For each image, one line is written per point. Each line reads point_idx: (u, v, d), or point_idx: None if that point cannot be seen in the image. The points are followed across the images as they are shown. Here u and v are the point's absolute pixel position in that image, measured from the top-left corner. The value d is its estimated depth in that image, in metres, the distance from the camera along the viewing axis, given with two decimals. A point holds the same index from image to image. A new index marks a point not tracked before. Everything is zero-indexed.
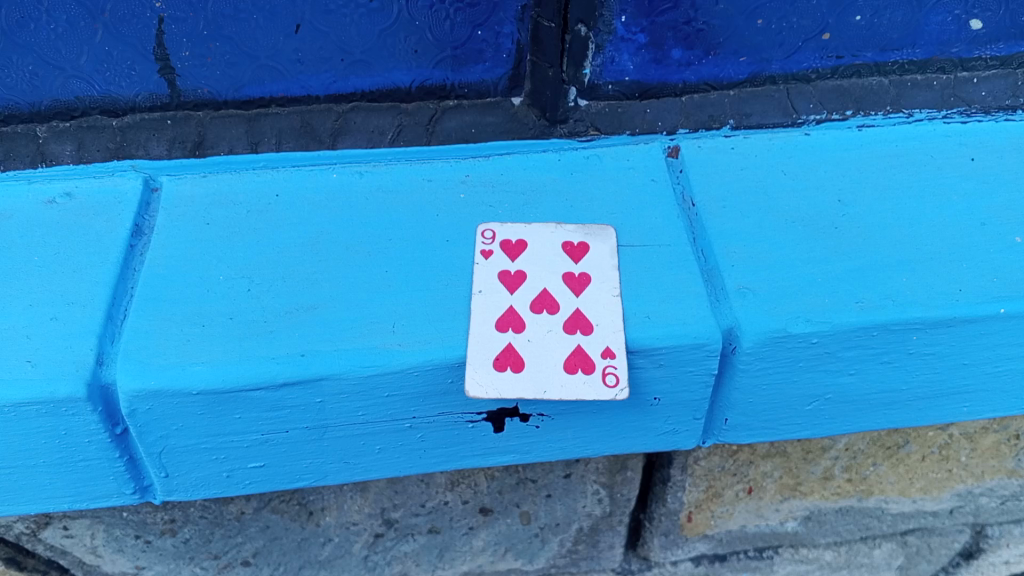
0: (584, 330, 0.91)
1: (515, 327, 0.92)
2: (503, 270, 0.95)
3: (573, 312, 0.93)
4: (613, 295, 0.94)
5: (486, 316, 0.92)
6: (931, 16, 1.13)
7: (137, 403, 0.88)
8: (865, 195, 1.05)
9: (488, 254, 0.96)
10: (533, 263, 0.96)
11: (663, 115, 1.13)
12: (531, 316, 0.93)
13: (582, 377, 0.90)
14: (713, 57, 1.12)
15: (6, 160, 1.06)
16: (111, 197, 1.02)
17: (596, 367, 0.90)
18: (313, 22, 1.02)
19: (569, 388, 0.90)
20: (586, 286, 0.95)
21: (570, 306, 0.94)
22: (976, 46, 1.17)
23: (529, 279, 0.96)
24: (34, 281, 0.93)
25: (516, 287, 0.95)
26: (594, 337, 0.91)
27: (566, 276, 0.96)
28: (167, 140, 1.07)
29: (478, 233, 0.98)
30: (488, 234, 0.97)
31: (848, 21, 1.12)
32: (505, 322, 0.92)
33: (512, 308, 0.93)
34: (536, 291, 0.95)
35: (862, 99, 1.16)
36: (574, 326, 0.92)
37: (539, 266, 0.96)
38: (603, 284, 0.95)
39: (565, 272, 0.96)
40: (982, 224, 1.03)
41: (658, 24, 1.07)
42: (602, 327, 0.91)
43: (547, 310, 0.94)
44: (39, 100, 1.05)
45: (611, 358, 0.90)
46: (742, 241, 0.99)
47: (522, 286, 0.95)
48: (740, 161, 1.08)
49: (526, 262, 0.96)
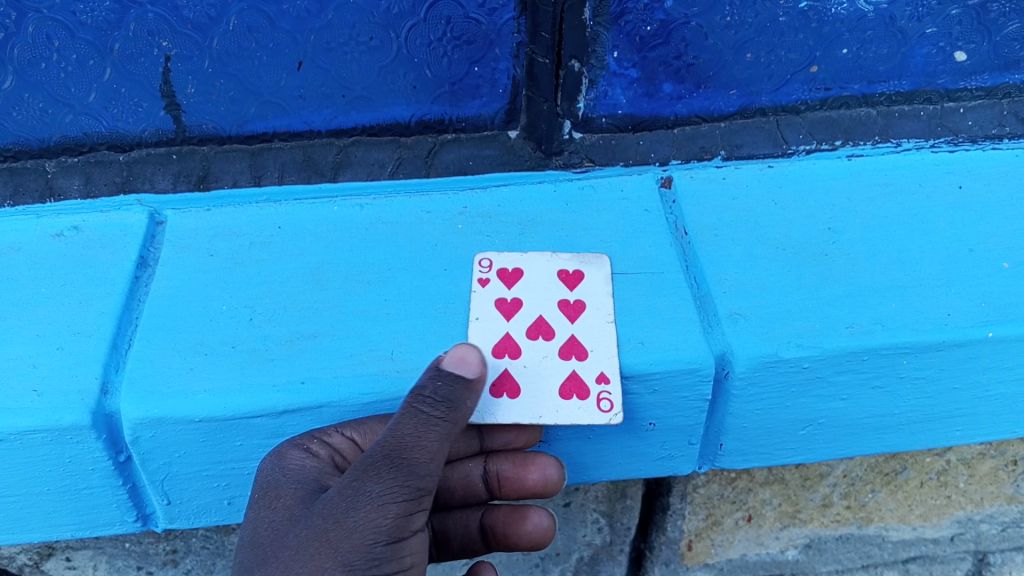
0: (579, 355, 0.95)
1: (511, 353, 0.97)
2: (499, 297, 0.97)
3: (568, 338, 0.97)
4: (608, 323, 0.96)
5: (483, 342, 0.97)
6: (916, 49, 1.16)
7: (140, 430, 0.89)
8: (855, 222, 1.08)
9: (485, 282, 0.97)
10: (529, 290, 1.00)
11: (656, 146, 1.15)
12: (527, 343, 0.98)
13: (576, 403, 0.94)
14: (704, 90, 1.15)
15: (15, 195, 1.08)
16: (117, 230, 1.04)
17: (590, 394, 0.93)
18: (315, 59, 1.06)
19: (566, 411, 0.95)
20: (581, 313, 0.97)
21: (566, 332, 0.98)
22: (961, 78, 1.19)
23: (525, 305, 1.00)
24: (41, 311, 0.96)
25: (512, 313, 0.99)
26: (588, 363, 0.94)
27: (560, 303, 0.99)
28: (172, 175, 1.09)
29: (473, 262, 1.00)
30: (485, 263, 0.99)
31: (835, 54, 1.14)
32: (501, 350, 0.97)
33: (509, 335, 0.98)
34: (532, 318, 1.00)
35: (852, 129, 1.18)
36: (569, 351, 0.96)
37: (534, 293, 1.00)
38: (598, 314, 0.97)
39: (560, 298, 0.99)
40: (970, 250, 1.06)
41: (649, 59, 1.11)
42: (596, 353, 0.94)
43: (543, 336, 0.99)
44: (48, 136, 1.08)
45: (605, 384, 0.93)
46: (734, 268, 1.02)
47: (518, 312, 1.00)
48: (732, 191, 1.11)
49: (522, 288, 0.99)
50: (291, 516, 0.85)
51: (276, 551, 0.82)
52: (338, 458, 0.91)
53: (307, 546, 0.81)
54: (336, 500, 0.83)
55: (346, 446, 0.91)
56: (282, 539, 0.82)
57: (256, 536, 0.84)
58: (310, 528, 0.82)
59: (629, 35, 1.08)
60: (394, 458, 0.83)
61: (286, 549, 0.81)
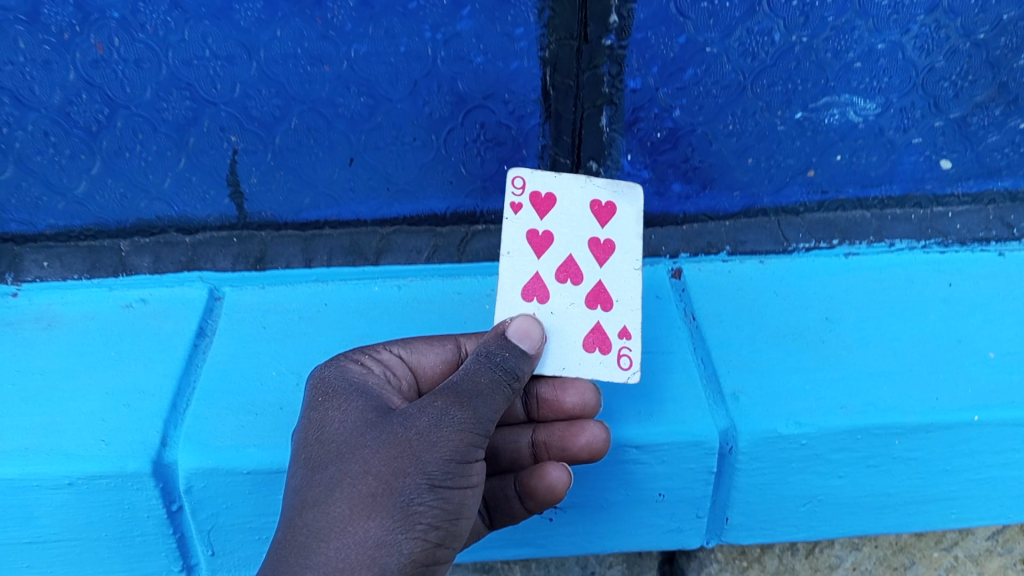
0: (605, 305, 1.03)
1: (539, 297, 1.01)
2: (532, 229, 1.03)
3: (596, 283, 1.04)
4: (634, 266, 1.05)
5: (515, 282, 1.01)
6: (905, 157, 1.27)
7: (194, 480, 0.98)
8: (850, 314, 1.18)
9: (517, 207, 1.03)
10: (561, 223, 1.04)
11: (666, 240, 1.27)
12: (556, 284, 1.02)
13: (599, 357, 1.01)
14: (710, 191, 1.27)
15: (91, 270, 1.20)
16: (180, 303, 1.17)
17: (612, 349, 1.01)
18: (364, 156, 1.18)
19: (587, 365, 1.01)
20: (609, 255, 1.05)
21: (593, 277, 1.04)
22: (948, 184, 1.31)
23: (556, 241, 1.04)
24: (110, 372, 1.07)
25: (543, 250, 1.03)
26: (613, 317, 1.03)
27: (591, 239, 1.05)
28: (232, 255, 1.22)
29: (508, 179, 1.04)
30: (519, 182, 1.03)
31: (830, 160, 1.25)
32: (531, 290, 1.01)
33: (539, 274, 1.02)
34: (562, 257, 1.03)
35: (848, 230, 1.29)
36: (595, 300, 1.03)
37: (567, 224, 1.05)
38: (625, 253, 1.05)
39: (590, 237, 1.05)
40: (957, 341, 1.14)
41: (659, 162, 1.22)
42: (620, 306, 1.03)
43: (571, 280, 1.03)
44: (126, 218, 1.21)
45: (626, 340, 1.02)
46: (737, 351, 1.11)
47: (548, 250, 1.03)
48: (737, 283, 1.22)
49: (554, 221, 1.04)
50: (362, 423, 0.85)
51: (352, 449, 0.82)
52: (389, 374, 0.97)
53: (386, 449, 0.81)
54: (414, 414, 0.83)
55: (394, 365, 0.98)
56: (357, 441, 0.82)
57: (325, 433, 0.85)
58: (390, 438, 0.82)
59: (641, 141, 1.19)
60: (473, 391, 0.86)
61: (363, 449, 0.81)
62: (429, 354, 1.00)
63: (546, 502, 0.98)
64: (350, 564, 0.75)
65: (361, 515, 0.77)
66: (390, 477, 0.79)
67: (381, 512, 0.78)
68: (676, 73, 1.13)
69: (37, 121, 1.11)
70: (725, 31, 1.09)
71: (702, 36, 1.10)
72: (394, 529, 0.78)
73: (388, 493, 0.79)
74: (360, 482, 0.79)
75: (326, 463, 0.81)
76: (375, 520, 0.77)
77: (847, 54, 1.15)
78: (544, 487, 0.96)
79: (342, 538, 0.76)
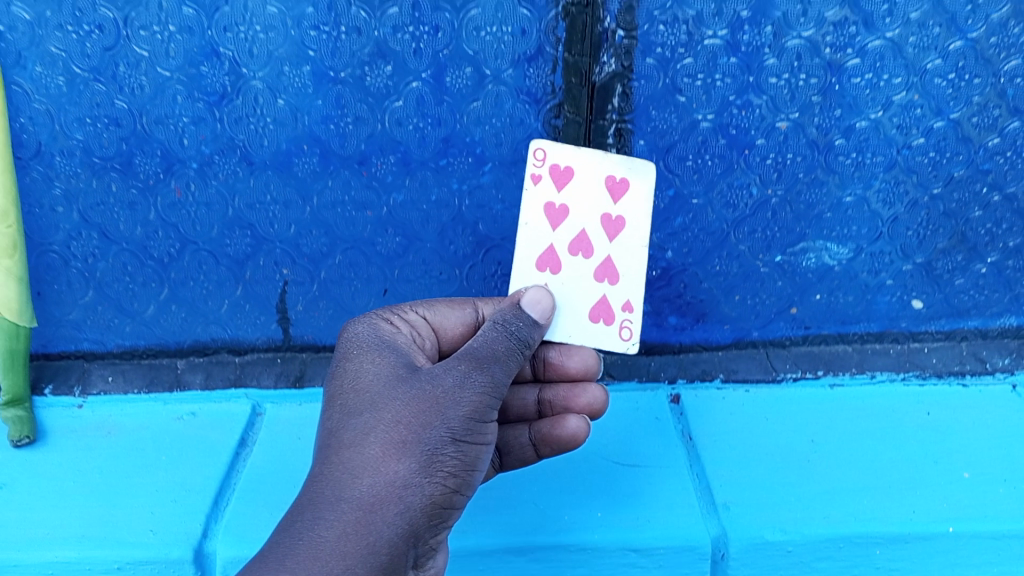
0: (611, 280, 1.17)
1: (552, 267, 1.16)
2: (549, 202, 1.15)
3: (605, 259, 1.16)
4: (640, 243, 1.17)
5: (532, 253, 1.15)
6: (879, 297, 1.40)
7: (229, 568, 1.08)
8: (834, 436, 1.29)
9: (537, 178, 1.13)
10: (577, 198, 1.15)
11: (664, 367, 1.41)
12: (568, 258, 1.15)
13: (603, 326, 1.17)
14: (703, 323, 1.41)
15: (150, 385, 1.35)
16: (226, 416, 1.31)
17: (615, 320, 1.18)
18: (397, 287, 1.36)
19: (592, 333, 1.17)
20: (619, 232, 1.16)
21: (603, 254, 1.16)
22: (922, 321, 1.43)
23: (571, 214, 1.15)
24: (161, 472, 1.19)
25: (558, 223, 1.16)
26: (617, 291, 1.17)
27: (603, 214, 1.15)
28: (275, 374, 1.37)
29: (531, 151, 1.13)
30: (540, 154, 1.13)
31: (811, 298, 1.40)
32: (546, 262, 1.16)
33: (553, 248, 1.15)
34: (576, 231, 1.15)
35: (831, 361, 1.42)
36: (603, 274, 1.17)
37: (582, 201, 1.15)
38: (634, 231, 1.16)
39: (604, 212, 1.15)
40: (934, 461, 1.24)
41: (655, 297, 1.38)
42: (624, 282, 1.17)
43: (582, 254, 1.16)
44: (184, 339, 1.36)
45: (627, 313, 1.18)
46: (729, 465, 1.22)
47: (564, 222, 1.16)
48: (731, 408, 1.34)
49: (571, 194, 1.15)
50: (393, 378, 0.94)
51: (384, 400, 0.92)
52: (415, 332, 1.06)
53: (414, 403, 0.91)
54: (440, 374, 0.93)
55: (418, 325, 1.07)
56: (389, 393, 0.92)
57: (360, 383, 0.94)
58: (418, 393, 0.92)
59: None
60: (490, 358, 0.95)
61: (395, 401, 0.91)
62: (451, 316, 1.10)
63: (560, 449, 1.14)
64: (379, 499, 0.85)
65: (393, 458, 0.87)
66: (418, 428, 0.89)
67: (409, 456, 0.88)
68: (665, 220, 1.31)
69: (119, 253, 1.30)
70: (708, 185, 1.28)
71: (687, 189, 1.29)
72: (420, 472, 0.88)
73: (416, 442, 0.89)
74: (392, 431, 0.89)
75: (360, 412, 0.91)
76: (405, 464, 0.87)
77: (817, 207, 1.32)
78: (567, 435, 1.12)
79: (375, 476, 0.86)
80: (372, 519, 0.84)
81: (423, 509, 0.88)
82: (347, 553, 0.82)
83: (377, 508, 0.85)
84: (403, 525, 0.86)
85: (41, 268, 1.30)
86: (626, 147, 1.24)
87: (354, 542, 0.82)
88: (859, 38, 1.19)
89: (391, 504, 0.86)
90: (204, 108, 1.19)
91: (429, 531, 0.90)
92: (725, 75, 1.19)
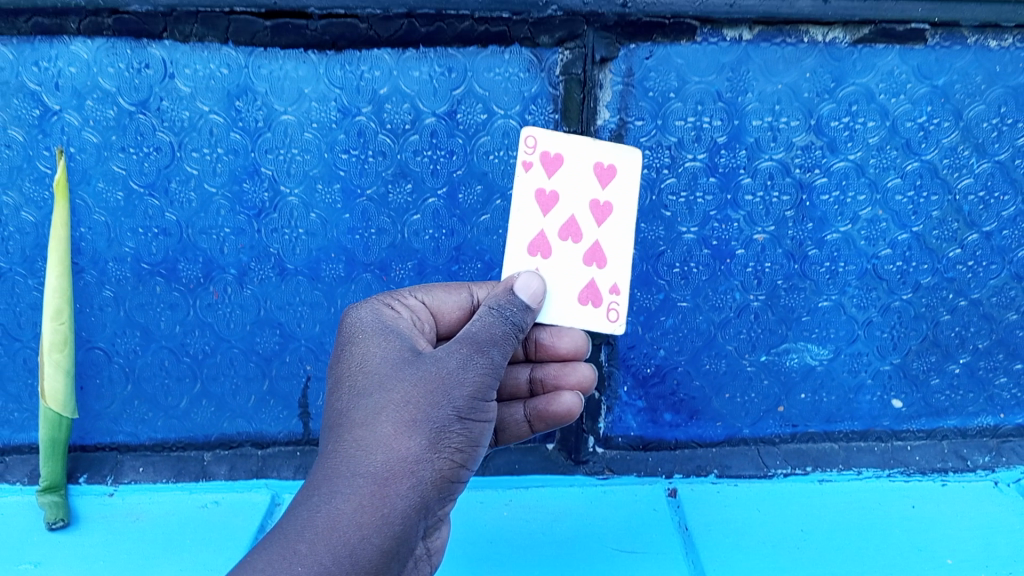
0: (599, 263, 1.23)
1: (543, 252, 1.22)
2: (540, 189, 1.22)
3: (593, 244, 1.23)
4: (626, 227, 1.23)
5: (524, 239, 1.22)
6: (861, 396, 1.50)
7: None
8: (823, 527, 1.36)
9: (530, 165, 1.21)
10: (567, 186, 1.22)
11: (661, 462, 1.49)
12: (558, 243, 1.22)
13: (591, 308, 1.23)
14: (697, 420, 1.50)
15: (177, 475, 1.44)
16: (247, 504, 1.38)
17: (603, 301, 1.23)
18: None
19: (581, 315, 1.22)
20: (607, 216, 1.23)
21: (591, 238, 1.23)
22: (903, 420, 1.52)
23: (561, 202, 1.22)
24: (184, 557, 1.27)
25: (549, 209, 1.22)
26: (605, 274, 1.23)
27: (592, 201, 1.23)
28: (295, 466, 1.45)
29: (523, 138, 1.20)
30: (531, 142, 1.20)
31: (797, 397, 1.49)
32: (537, 246, 1.22)
33: (544, 233, 1.22)
34: (565, 218, 1.22)
35: (819, 458, 1.50)
36: (591, 258, 1.23)
37: (571, 188, 1.22)
38: (621, 215, 1.23)
39: (592, 200, 1.23)
40: (918, 550, 1.32)
41: (650, 394, 1.48)
42: (611, 266, 1.23)
43: (571, 239, 1.22)
44: (212, 432, 1.46)
45: (614, 294, 1.24)
46: (722, 556, 1.29)
47: (554, 211, 1.22)
48: (725, 499, 1.42)
49: (560, 180, 1.22)
50: (397, 359, 0.97)
51: (392, 380, 0.94)
52: (415, 316, 1.09)
53: (421, 383, 0.93)
54: (443, 356, 0.96)
55: (418, 309, 1.10)
56: (396, 374, 0.95)
57: (366, 365, 0.97)
58: (423, 374, 0.94)
59: (634, 374, 1.47)
60: (489, 340, 0.98)
61: (402, 381, 0.94)
62: (448, 299, 1.13)
63: (553, 425, 1.20)
64: (390, 474, 0.88)
65: (404, 435, 0.91)
66: (426, 406, 0.92)
67: (419, 433, 0.91)
68: (657, 322, 1.43)
69: (157, 350, 1.42)
70: (695, 290, 1.42)
71: (676, 293, 1.42)
72: (429, 447, 0.91)
73: (425, 419, 0.92)
74: (402, 409, 0.92)
75: (369, 391, 0.94)
76: (415, 440, 0.91)
77: (797, 311, 1.44)
78: (561, 410, 1.18)
79: (387, 451, 0.89)
80: (386, 492, 0.88)
81: (432, 482, 0.91)
82: (364, 523, 0.85)
83: (391, 481, 0.88)
84: (415, 496, 0.89)
85: (86, 363, 1.42)
86: None
87: (371, 514, 0.86)
88: (825, 160, 1.35)
89: (403, 477, 0.89)
90: (244, 219, 1.35)
91: (437, 502, 0.93)
92: (706, 192, 1.35)
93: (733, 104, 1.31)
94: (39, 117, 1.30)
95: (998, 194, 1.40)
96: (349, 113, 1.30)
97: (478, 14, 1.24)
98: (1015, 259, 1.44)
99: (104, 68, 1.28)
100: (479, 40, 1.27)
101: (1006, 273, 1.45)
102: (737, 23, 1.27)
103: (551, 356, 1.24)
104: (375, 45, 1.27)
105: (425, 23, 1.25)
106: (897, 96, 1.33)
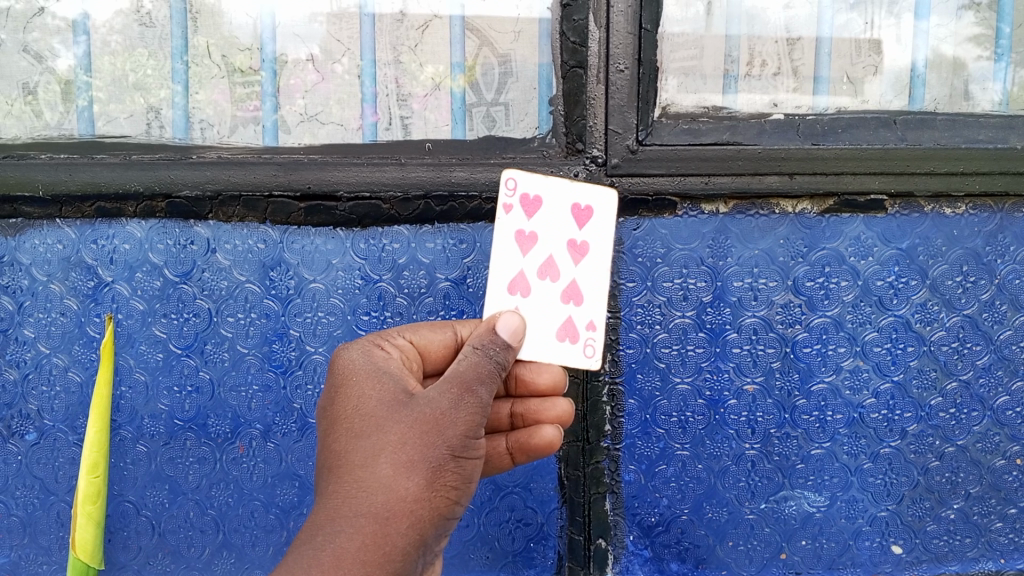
0: (576, 302, 1.26)
1: (522, 292, 1.24)
2: (519, 228, 1.25)
3: (570, 283, 1.26)
4: (603, 266, 1.27)
5: (503, 279, 1.24)
6: (861, 542, 1.53)
7: None
8: None
9: (509, 208, 1.25)
10: (544, 227, 1.26)
11: None
12: (536, 281, 1.25)
13: (569, 345, 1.26)
14: (702, 568, 1.53)
15: None
16: None
17: (580, 338, 1.27)
18: None
19: (559, 353, 1.26)
20: (584, 254, 1.27)
21: (568, 276, 1.26)
22: (904, 567, 1.54)
23: (540, 241, 1.26)
24: None
25: (528, 249, 1.25)
26: (582, 312, 1.27)
27: (570, 241, 1.27)
28: None
29: (503, 181, 1.24)
30: (512, 185, 1.25)
31: (798, 544, 1.53)
32: (515, 286, 1.24)
33: (522, 273, 1.25)
34: (544, 257, 1.25)
35: None
36: (569, 297, 1.26)
37: (549, 228, 1.26)
38: (597, 254, 1.27)
39: (571, 238, 1.27)
40: None
41: (656, 543, 1.53)
42: (587, 303, 1.27)
43: (549, 278, 1.25)
44: None
45: (591, 331, 1.28)
46: None
47: (533, 249, 1.25)
48: None
49: (539, 221, 1.26)
50: (392, 402, 1.03)
51: (387, 423, 1.00)
52: (404, 355, 1.15)
53: (416, 424, 0.99)
54: (435, 396, 1.01)
55: (406, 349, 1.16)
56: (390, 416, 1.01)
57: (362, 409, 1.03)
58: (416, 416, 0.99)
59: (639, 524, 1.52)
60: (476, 379, 1.03)
61: (399, 422, 0.99)
62: (433, 338, 1.19)
63: (534, 456, 1.29)
64: (390, 514, 0.95)
65: (402, 474, 0.96)
66: (421, 446, 0.98)
67: (416, 473, 0.97)
68: (658, 470, 1.51)
69: (183, 503, 1.49)
70: (693, 439, 1.50)
71: (675, 442, 1.50)
72: (427, 486, 0.97)
73: (421, 458, 0.97)
74: (398, 451, 0.97)
75: (367, 434, 1.00)
76: (412, 480, 0.97)
77: (792, 459, 1.51)
78: (541, 444, 1.27)
79: (387, 492, 0.95)
80: (388, 530, 0.94)
81: (429, 518, 0.98)
82: (367, 561, 0.92)
83: (392, 520, 0.95)
84: (414, 532, 0.96)
85: (116, 515, 1.50)
86: (618, 405, 1.49)
87: (373, 553, 0.93)
88: (805, 317, 1.48)
89: (403, 515, 0.95)
90: (271, 376, 1.47)
91: (435, 537, 1.00)
92: (696, 345, 1.47)
93: (714, 268, 1.46)
94: (93, 287, 1.46)
95: (971, 344, 1.50)
96: (370, 281, 1.45)
97: (485, 194, 1.42)
98: (994, 407, 1.52)
99: (154, 245, 1.45)
100: (487, 217, 1.43)
101: (988, 420, 1.52)
102: (712, 199, 1.45)
103: (531, 393, 1.31)
104: (394, 223, 1.44)
105: (439, 203, 1.43)
106: (866, 258, 1.47)
